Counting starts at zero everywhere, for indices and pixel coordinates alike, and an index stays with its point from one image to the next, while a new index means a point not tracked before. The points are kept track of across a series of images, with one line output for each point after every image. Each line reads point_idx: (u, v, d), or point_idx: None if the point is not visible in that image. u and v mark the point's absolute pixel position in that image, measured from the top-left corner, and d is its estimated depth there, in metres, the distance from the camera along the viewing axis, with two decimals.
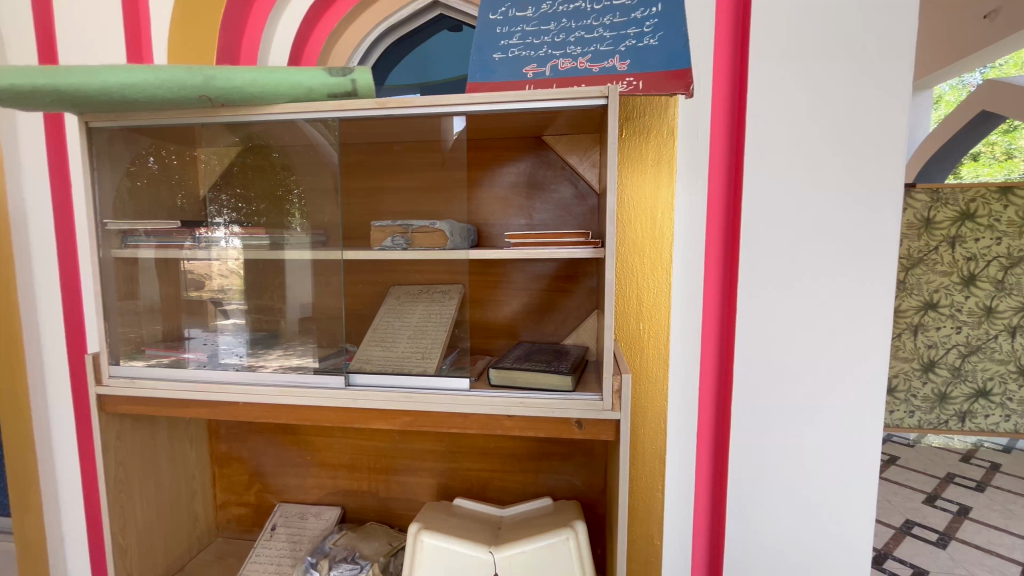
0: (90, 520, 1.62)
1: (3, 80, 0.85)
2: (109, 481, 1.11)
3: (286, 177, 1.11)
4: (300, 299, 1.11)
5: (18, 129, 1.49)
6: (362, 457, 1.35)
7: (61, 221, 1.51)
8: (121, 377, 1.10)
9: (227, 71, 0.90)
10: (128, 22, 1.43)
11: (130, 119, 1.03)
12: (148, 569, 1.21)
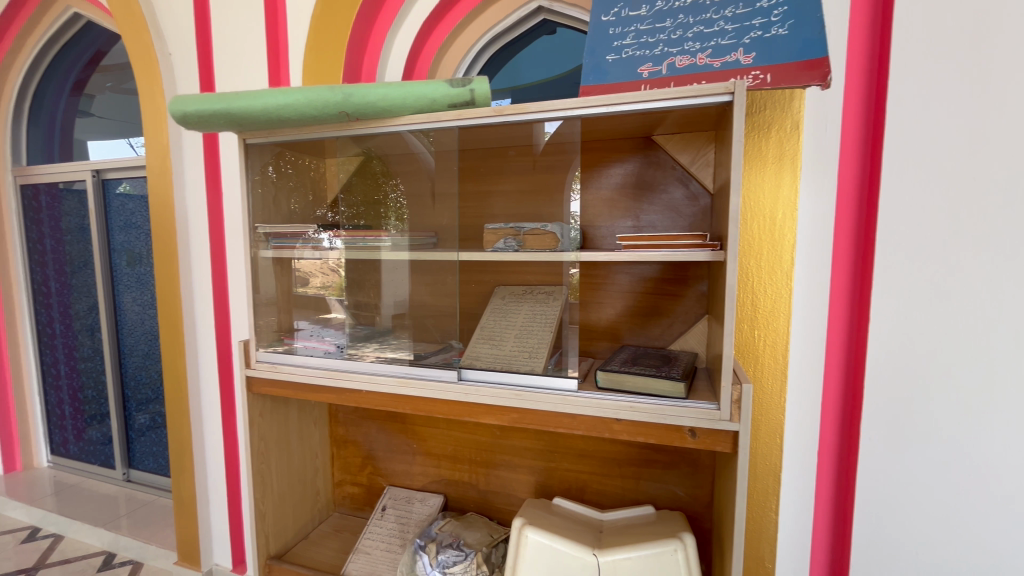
0: (231, 485, 1.86)
1: (191, 108, 1.01)
2: (252, 453, 1.26)
3: (391, 184, 1.23)
4: (395, 296, 1.23)
5: (184, 146, 1.74)
6: (463, 449, 1.41)
7: (214, 224, 1.75)
8: (265, 363, 1.25)
9: (363, 88, 0.98)
10: (269, 48, 1.60)
11: (279, 135, 1.17)
12: (281, 534, 1.36)
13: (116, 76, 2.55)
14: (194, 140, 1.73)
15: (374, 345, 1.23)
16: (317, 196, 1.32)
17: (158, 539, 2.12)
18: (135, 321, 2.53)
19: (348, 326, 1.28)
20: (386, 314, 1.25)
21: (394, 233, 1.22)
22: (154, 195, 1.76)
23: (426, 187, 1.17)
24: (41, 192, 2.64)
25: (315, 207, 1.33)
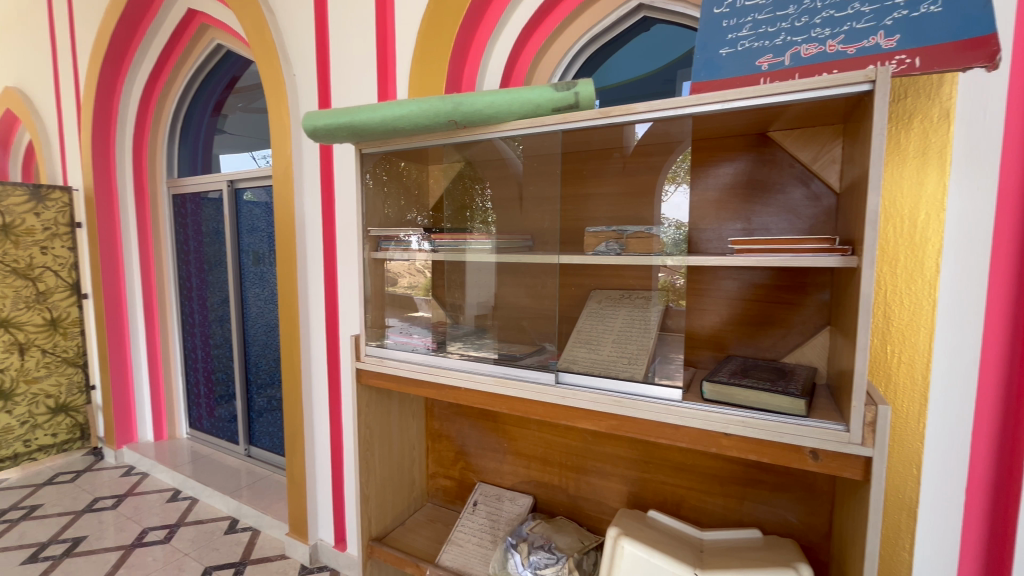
0: (334, 469, 2.01)
1: (321, 122, 1.12)
2: (360, 439, 1.36)
3: (478, 188, 1.30)
4: (478, 299, 1.31)
5: (304, 158, 1.92)
6: (554, 452, 1.41)
7: (327, 228, 1.90)
8: (373, 356, 1.36)
9: (471, 97, 1.03)
10: (379, 64, 1.72)
11: (391, 145, 1.26)
12: (381, 517, 1.45)
13: (247, 97, 2.86)
14: (313, 152, 1.90)
15: (464, 343, 1.29)
16: (419, 200, 1.40)
17: (272, 511, 2.36)
18: (258, 314, 2.84)
19: (432, 324, 1.37)
20: (465, 313, 1.33)
21: (477, 234, 1.30)
22: (278, 201, 1.96)
23: (514, 193, 1.21)
24: (187, 201, 3.06)
25: (408, 212, 1.41)
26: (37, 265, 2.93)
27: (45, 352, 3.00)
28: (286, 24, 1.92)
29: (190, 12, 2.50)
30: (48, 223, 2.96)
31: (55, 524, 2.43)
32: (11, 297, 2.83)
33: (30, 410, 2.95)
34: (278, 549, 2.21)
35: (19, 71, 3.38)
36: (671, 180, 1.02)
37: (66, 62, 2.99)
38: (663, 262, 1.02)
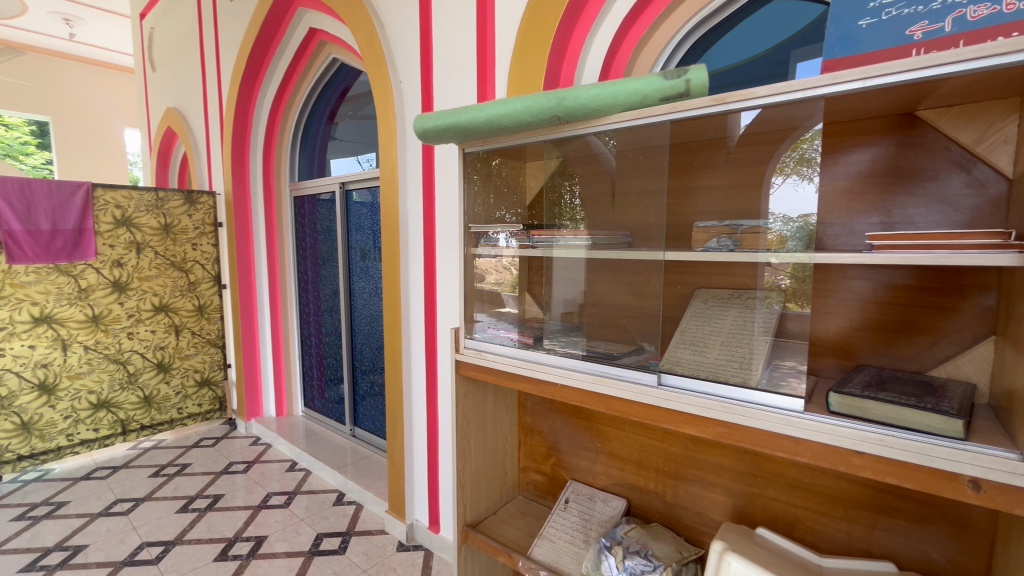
0: (430, 455, 2.12)
1: (433, 124, 1.19)
2: (457, 428, 1.41)
3: (568, 185, 1.34)
4: (566, 296, 1.34)
5: (407, 159, 2.04)
6: (650, 456, 1.37)
7: (427, 225, 2.00)
8: (472, 349, 1.41)
9: (576, 90, 1.01)
10: (479, 66, 1.76)
11: (494, 143, 1.30)
12: (476, 504, 1.50)
13: (356, 104, 3.03)
14: (416, 153, 2.00)
15: (556, 341, 1.30)
16: (518, 199, 1.44)
17: (374, 488, 2.55)
18: (364, 305, 3.07)
19: (518, 319, 1.43)
20: (552, 308, 1.37)
21: (566, 230, 1.33)
22: (384, 200, 2.11)
23: (606, 189, 1.23)
24: (306, 202, 3.39)
25: (497, 209, 1.45)
26: (189, 258, 3.43)
27: (194, 334, 3.50)
28: (393, 34, 2.04)
29: (311, 30, 2.76)
30: (198, 223, 3.45)
31: (200, 481, 2.83)
32: (171, 286, 3.35)
33: (183, 382, 3.47)
34: (378, 524, 2.39)
35: (178, 93, 3.97)
36: (779, 171, 0.97)
37: (213, 84, 3.46)
38: (767, 262, 0.97)
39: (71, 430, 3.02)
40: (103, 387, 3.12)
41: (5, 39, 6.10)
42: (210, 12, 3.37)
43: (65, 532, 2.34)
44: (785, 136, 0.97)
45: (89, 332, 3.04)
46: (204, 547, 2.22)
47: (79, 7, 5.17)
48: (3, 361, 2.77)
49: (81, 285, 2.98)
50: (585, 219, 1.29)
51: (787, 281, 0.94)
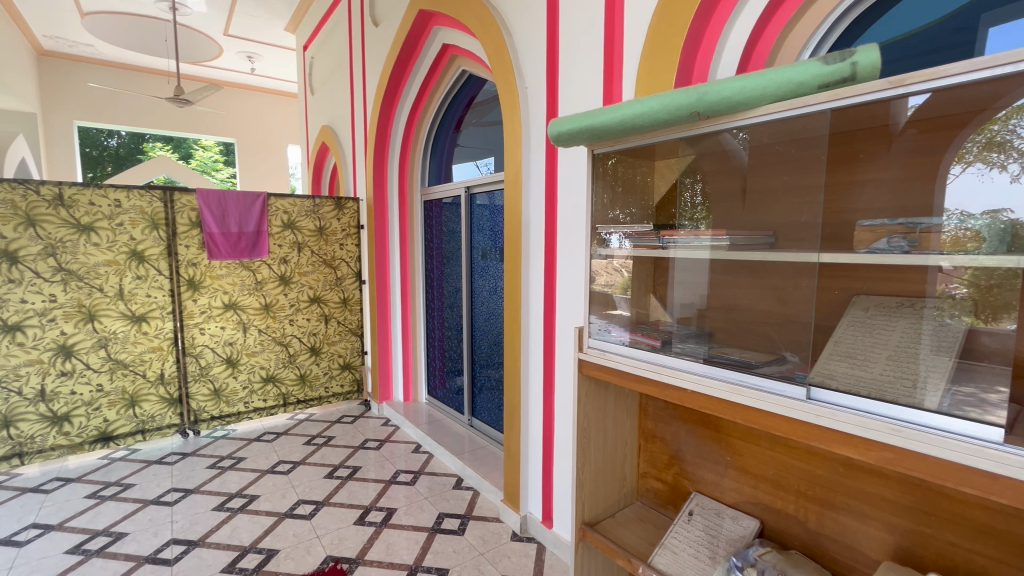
0: (545, 452, 2.16)
1: (567, 126, 1.22)
2: (578, 427, 1.43)
3: (688, 182, 1.30)
4: (682, 301, 1.30)
5: (531, 162, 2.10)
6: (789, 476, 1.26)
7: (547, 225, 2.03)
8: (595, 349, 1.43)
9: (719, 84, 0.97)
10: (605, 65, 1.75)
11: (624, 143, 1.30)
12: (594, 504, 1.51)
13: (481, 111, 3.19)
14: (539, 156, 2.05)
15: (684, 345, 1.25)
16: (644, 200, 1.41)
17: (490, 478, 2.67)
18: (483, 302, 3.22)
19: (630, 323, 1.41)
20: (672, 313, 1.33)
21: (686, 231, 1.29)
22: (508, 202, 2.21)
23: (736, 186, 1.18)
24: (435, 206, 3.65)
25: (611, 209, 1.44)
26: (337, 257, 3.91)
27: (340, 323, 3.98)
28: (521, 43, 2.12)
29: (444, 46, 2.99)
30: (344, 226, 3.91)
31: (342, 453, 3.21)
32: (322, 280, 3.85)
33: (329, 364, 3.96)
34: (493, 512, 2.50)
35: (331, 113, 4.55)
36: (958, 159, 0.88)
37: (359, 102, 3.91)
38: (938, 266, 0.88)
39: (247, 398, 3.63)
40: (271, 365, 3.69)
41: (209, 78, 7.55)
42: (359, 39, 3.81)
43: (243, 482, 2.83)
44: (972, 117, 0.86)
45: (262, 317, 3.62)
46: (346, 510, 2.52)
47: (259, 45, 6.18)
48: (203, 338, 3.41)
49: (257, 278, 3.56)
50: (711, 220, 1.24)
51: (965, 290, 0.85)
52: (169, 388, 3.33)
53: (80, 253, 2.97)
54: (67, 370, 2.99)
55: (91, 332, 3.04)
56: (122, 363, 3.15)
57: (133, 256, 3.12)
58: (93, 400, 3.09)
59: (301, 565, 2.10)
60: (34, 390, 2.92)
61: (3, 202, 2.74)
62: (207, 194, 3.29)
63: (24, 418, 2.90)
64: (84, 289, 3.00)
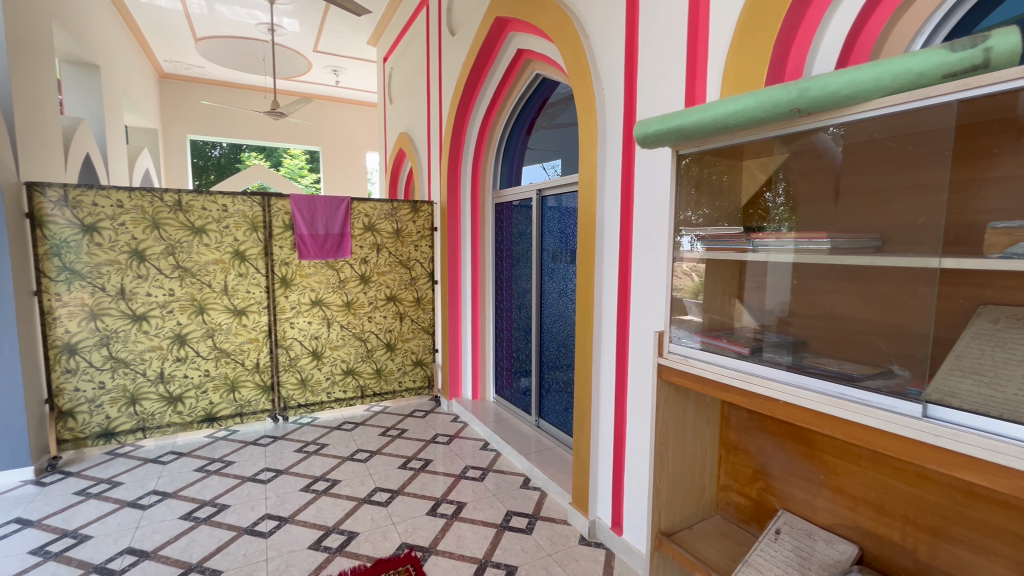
0: (616, 457, 2.13)
1: (655, 127, 1.21)
2: (657, 434, 1.41)
3: (769, 185, 1.29)
4: (765, 307, 1.31)
5: (607, 164, 2.09)
6: (895, 501, 1.17)
7: (623, 228, 2.00)
8: (677, 354, 1.40)
9: (824, 78, 0.92)
10: (688, 62, 1.69)
11: (712, 143, 1.27)
12: (671, 514, 1.47)
13: (553, 114, 3.22)
14: (616, 158, 2.03)
15: (778, 353, 1.21)
16: (732, 201, 1.38)
17: (557, 479, 2.67)
18: (553, 304, 3.22)
19: (701, 329, 1.40)
20: (743, 321, 1.35)
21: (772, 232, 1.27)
22: (583, 205, 2.21)
23: (828, 187, 1.17)
24: (506, 208, 3.71)
25: (683, 210, 1.39)
26: (412, 258, 4.08)
27: (413, 321, 4.16)
28: (598, 44, 2.12)
29: (519, 51, 3.05)
30: (419, 228, 4.08)
31: (414, 446, 3.36)
32: (398, 280, 4.05)
33: (403, 360, 4.15)
34: (561, 514, 2.50)
35: (408, 120, 4.77)
36: None
37: (435, 109, 4.06)
38: None
39: (330, 389, 3.89)
40: (351, 358, 3.93)
41: (301, 92, 8.20)
42: (437, 49, 3.97)
43: (326, 467, 3.04)
44: None
45: (344, 314, 3.86)
46: (419, 501, 2.63)
47: (343, 59, 6.62)
48: (293, 332, 3.71)
49: (340, 277, 3.81)
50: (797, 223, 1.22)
51: None
52: (263, 376, 3.65)
53: (193, 252, 3.33)
54: (181, 356, 3.37)
55: (201, 323, 3.40)
56: (226, 351, 3.50)
57: (237, 256, 3.46)
58: (201, 384, 3.45)
59: (379, 549, 2.22)
60: (155, 372, 3.30)
61: (135, 207, 3.14)
62: (299, 199, 3.58)
63: (147, 397, 3.30)
64: (197, 284, 3.36)
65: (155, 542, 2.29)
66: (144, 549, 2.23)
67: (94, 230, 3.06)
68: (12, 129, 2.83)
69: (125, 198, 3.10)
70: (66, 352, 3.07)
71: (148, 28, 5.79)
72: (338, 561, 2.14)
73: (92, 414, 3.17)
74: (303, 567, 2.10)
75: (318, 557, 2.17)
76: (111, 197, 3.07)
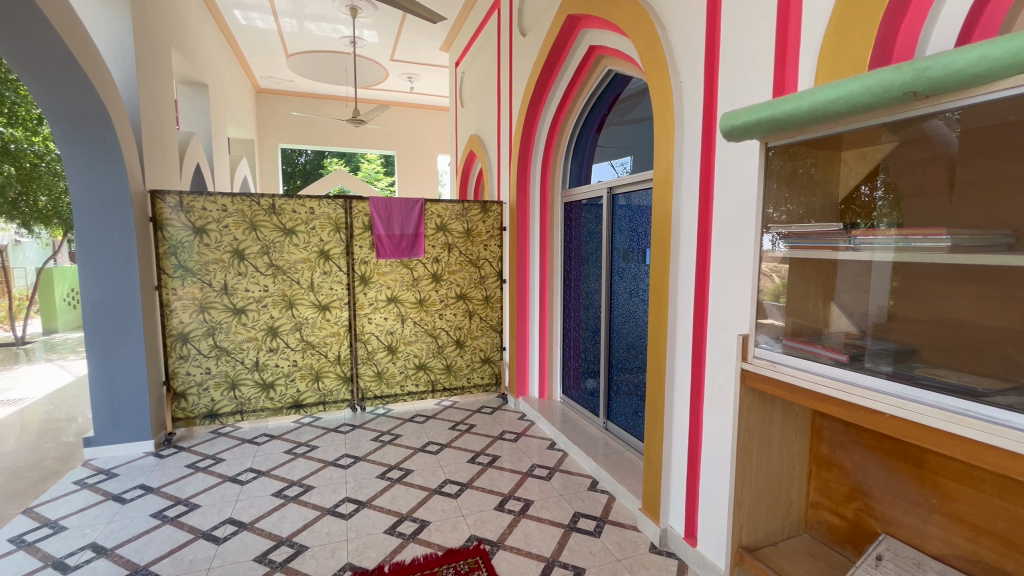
0: (690, 465, 2.04)
1: (744, 119, 1.19)
2: (739, 444, 1.41)
3: (866, 179, 1.28)
4: (861, 309, 1.29)
5: (684, 159, 2.00)
6: (1015, 532, 1.14)
7: (701, 225, 1.91)
8: (763, 359, 1.37)
9: (948, 57, 0.82)
10: (778, 43, 1.57)
11: (807, 134, 1.23)
12: (755, 529, 1.48)
13: (624, 109, 3.14)
14: (693, 151, 1.94)
15: (881, 362, 1.17)
16: (826, 196, 1.35)
17: (626, 484, 2.61)
18: (622, 304, 3.15)
19: (785, 333, 1.39)
20: (832, 326, 1.35)
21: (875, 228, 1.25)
22: (658, 202, 2.14)
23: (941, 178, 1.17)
24: (575, 207, 3.69)
25: (767, 208, 1.37)
26: (482, 257, 4.16)
27: (482, 319, 4.24)
28: (676, 35, 2.04)
29: (591, 48, 3.01)
30: (489, 228, 4.15)
31: (482, 441, 3.42)
32: (468, 279, 4.15)
33: (471, 357, 4.25)
34: (630, 519, 2.44)
35: (479, 122, 4.88)
36: None
37: (505, 110, 4.12)
38: None
39: (403, 382, 4.07)
40: (422, 354, 4.09)
41: (380, 100, 8.67)
42: (507, 50, 4.03)
43: (399, 457, 3.18)
44: None
45: (416, 310, 4.03)
46: (487, 495, 2.68)
47: (417, 66, 6.89)
48: (371, 326, 3.92)
49: (414, 275, 3.98)
50: (902, 218, 1.22)
51: None
52: (344, 368, 3.89)
53: (285, 251, 3.62)
54: (274, 346, 3.67)
55: (290, 317, 3.69)
56: (311, 344, 3.77)
57: (322, 255, 3.72)
58: (290, 372, 3.75)
59: (450, 539, 2.29)
60: (251, 361, 3.63)
61: (236, 211, 3.47)
62: (377, 202, 3.78)
63: (245, 382, 3.64)
64: (287, 281, 3.65)
65: (252, 514, 2.52)
66: (243, 520, 2.47)
67: (203, 232, 3.41)
68: (140, 144, 3.24)
69: (228, 203, 3.44)
70: (181, 340, 3.46)
71: (246, 47, 6.37)
72: (411, 547, 2.24)
73: (200, 396, 3.54)
74: (379, 550, 2.21)
75: (393, 541, 2.28)
76: (218, 202, 3.42)
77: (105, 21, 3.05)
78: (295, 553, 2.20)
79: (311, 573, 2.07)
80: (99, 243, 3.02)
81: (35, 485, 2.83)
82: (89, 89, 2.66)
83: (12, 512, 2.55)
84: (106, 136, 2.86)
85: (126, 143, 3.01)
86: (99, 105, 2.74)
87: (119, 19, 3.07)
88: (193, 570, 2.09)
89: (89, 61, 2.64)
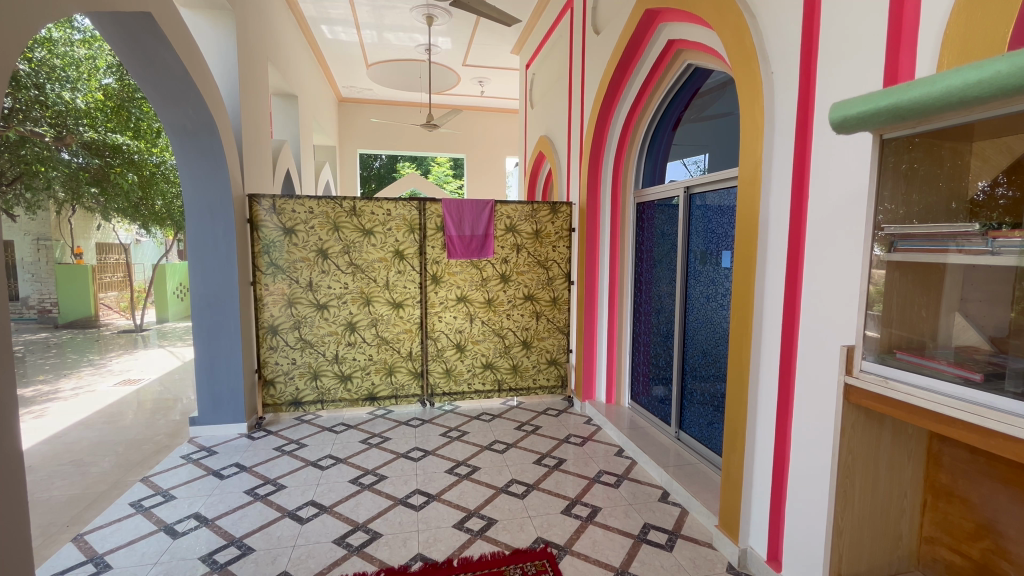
0: (775, 483, 1.92)
1: (857, 110, 1.11)
2: (839, 463, 1.36)
3: (999, 170, 1.15)
4: (992, 321, 1.15)
5: (774, 156, 1.87)
6: None
7: (793, 227, 1.78)
8: (871, 374, 1.28)
9: None
10: (892, 24, 1.42)
11: (928, 125, 1.13)
12: (857, 557, 1.43)
13: (704, 104, 2.98)
14: (786, 144, 1.80)
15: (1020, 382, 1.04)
16: (952, 191, 1.22)
17: (701, 498, 2.49)
18: (698, 310, 2.99)
19: (888, 348, 1.29)
20: (945, 338, 1.24)
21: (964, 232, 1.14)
22: (744, 201, 2.01)
23: None
24: (647, 208, 3.57)
25: (881, 205, 1.26)
26: (550, 258, 4.15)
27: (549, 321, 4.23)
28: (767, 24, 1.90)
29: (669, 42, 2.89)
30: (558, 228, 4.13)
31: (548, 443, 3.41)
32: (537, 280, 4.15)
33: (538, 358, 4.25)
34: (705, 536, 2.32)
35: (549, 123, 4.87)
36: None
37: (577, 109, 4.08)
38: None
39: (470, 380, 4.15)
40: (490, 353, 4.15)
41: (452, 104, 8.96)
42: (580, 49, 3.98)
43: (466, 453, 3.24)
44: None
45: (484, 309, 4.09)
46: (553, 498, 2.67)
47: (488, 70, 7.04)
48: (441, 325, 4.04)
49: (483, 275, 4.05)
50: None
51: None
52: (415, 364, 4.03)
53: (362, 251, 3.81)
54: (351, 340, 3.87)
55: (367, 313, 3.88)
56: (386, 340, 3.94)
57: (397, 255, 3.87)
58: (366, 366, 3.94)
59: (517, 539, 2.30)
60: (332, 354, 3.86)
61: (321, 213, 3.70)
62: (449, 203, 3.89)
63: (326, 373, 3.87)
64: (365, 279, 3.84)
65: (331, 498, 2.67)
66: (324, 503, 2.63)
67: (292, 233, 3.68)
68: (242, 152, 3.56)
69: (315, 205, 3.67)
70: (271, 332, 3.74)
71: (332, 60, 6.81)
72: (479, 544, 2.26)
73: (286, 384, 3.82)
74: (448, 544, 2.26)
75: (461, 537, 2.32)
76: (306, 204, 3.66)
77: (214, 41, 3.38)
78: (370, 539, 2.31)
79: (385, 559, 2.16)
80: (205, 242, 3.34)
81: (149, 457, 3.19)
82: (200, 104, 2.95)
83: (131, 479, 2.89)
84: (213, 146, 3.16)
85: (229, 151, 3.31)
86: (208, 118, 3.04)
87: (225, 39, 3.38)
88: (280, 546, 2.26)
89: (201, 79, 2.93)
